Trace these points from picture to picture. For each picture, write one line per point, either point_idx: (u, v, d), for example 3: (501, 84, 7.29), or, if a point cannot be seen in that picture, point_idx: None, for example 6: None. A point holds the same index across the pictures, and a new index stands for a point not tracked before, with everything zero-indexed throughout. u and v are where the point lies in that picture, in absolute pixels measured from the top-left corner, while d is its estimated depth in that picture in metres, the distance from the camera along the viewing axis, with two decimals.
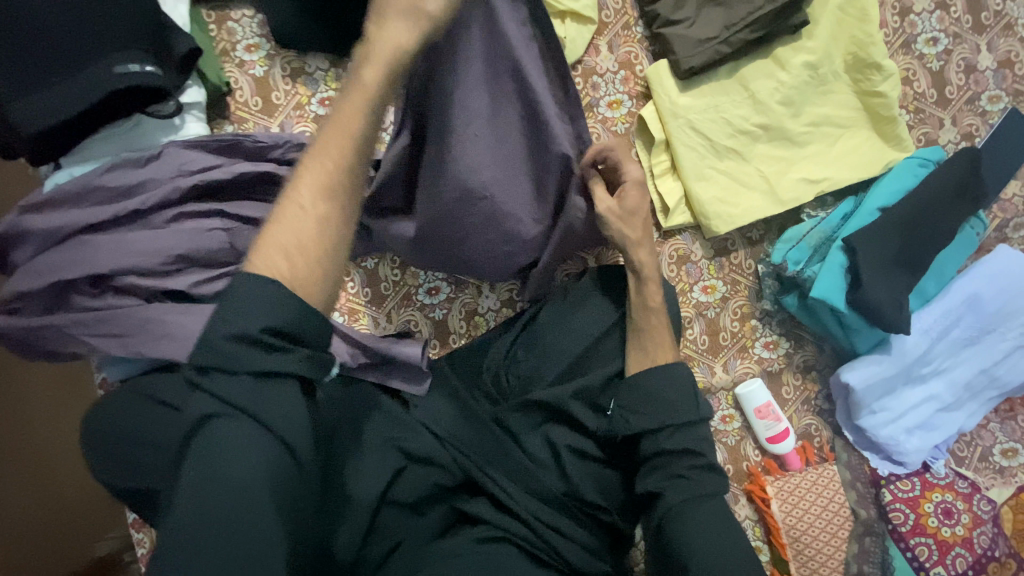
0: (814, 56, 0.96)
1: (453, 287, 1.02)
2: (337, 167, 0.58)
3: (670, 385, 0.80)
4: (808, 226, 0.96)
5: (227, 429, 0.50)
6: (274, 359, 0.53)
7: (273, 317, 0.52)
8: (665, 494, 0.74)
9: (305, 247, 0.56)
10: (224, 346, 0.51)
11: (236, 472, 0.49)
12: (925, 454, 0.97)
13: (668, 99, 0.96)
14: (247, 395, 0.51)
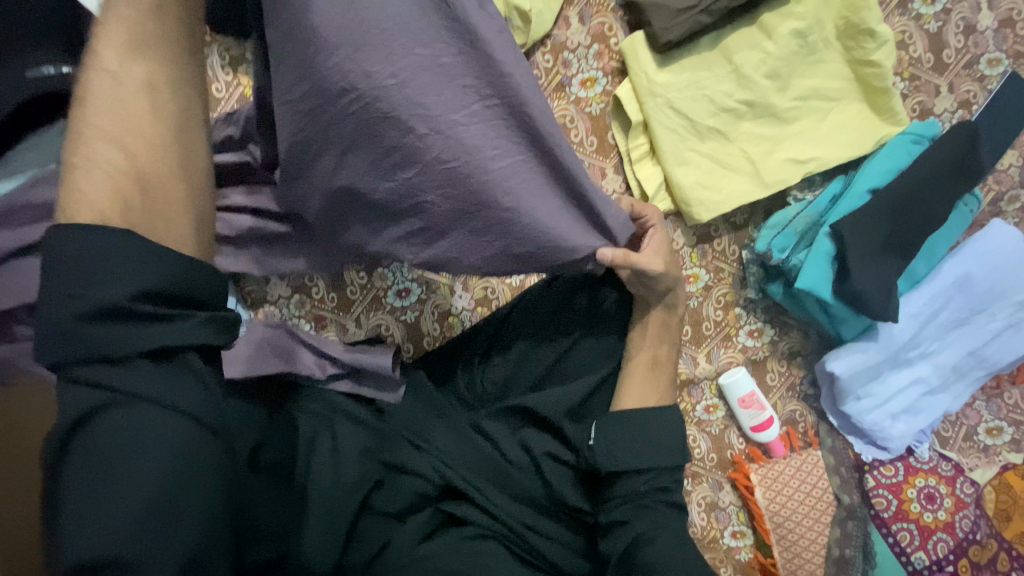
0: (802, 23, 0.88)
1: (424, 288, 0.97)
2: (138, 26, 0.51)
3: (661, 426, 0.82)
4: (794, 211, 0.91)
5: (125, 423, 0.42)
6: (169, 333, 0.45)
7: (145, 277, 0.44)
8: (632, 523, 0.76)
9: (146, 148, 0.49)
10: (88, 327, 0.42)
11: (147, 469, 0.42)
12: (909, 438, 0.96)
13: (644, 76, 0.89)
14: (139, 376, 0.43)
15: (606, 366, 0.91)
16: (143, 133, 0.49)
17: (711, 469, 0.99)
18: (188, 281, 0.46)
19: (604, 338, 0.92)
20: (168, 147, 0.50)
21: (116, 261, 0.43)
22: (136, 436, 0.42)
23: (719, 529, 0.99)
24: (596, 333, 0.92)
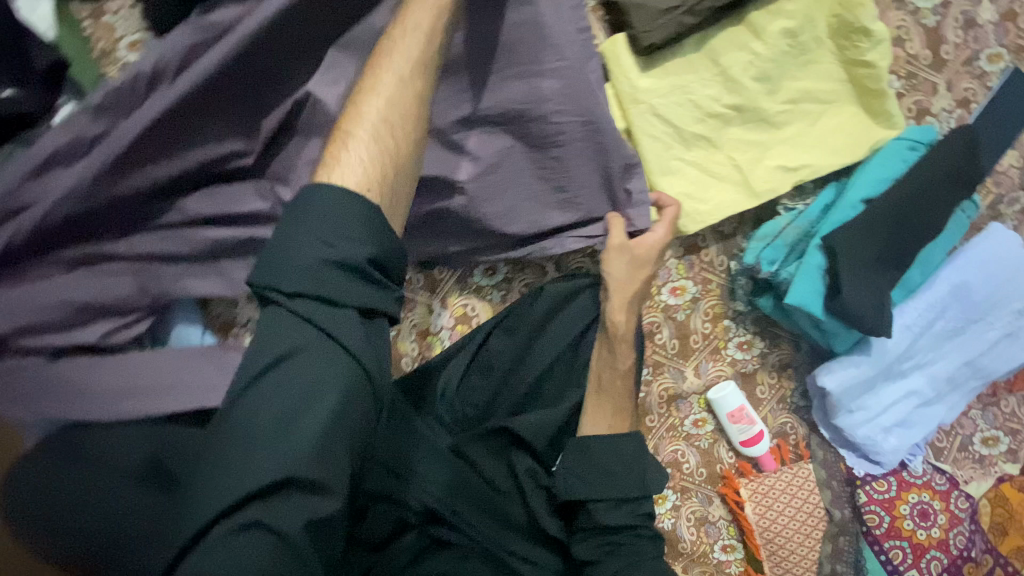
0: (793, 21, 0.83)
1: (401, 306, 0.92)
2: (426, 61, 0.65)
3: (616, 456, 0.78)
4: (784, 221, 0.87)
5: (301, 366, 0.51)
6: (365, 291, 0.54)
7: (369, 245, 0.54)
8: (601, 561, 0.75)
9: (391, 145, 0.60)
10: (327, 271, 0.52)
11: (319, 402, 0.51)
12: (902, 453, 0.93)
13: (627, 80, 0.84)
14: (341, 324, 0.53)
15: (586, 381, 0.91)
16: (390, 138, 0.61)
17: (701, 484, 0.97)
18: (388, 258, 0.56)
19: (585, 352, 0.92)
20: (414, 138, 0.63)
21: (349, 226, 0.53)
22: (314, 373, 0.51)
23: (709, 544, 0.97)
24: (581, 346, 0.92)
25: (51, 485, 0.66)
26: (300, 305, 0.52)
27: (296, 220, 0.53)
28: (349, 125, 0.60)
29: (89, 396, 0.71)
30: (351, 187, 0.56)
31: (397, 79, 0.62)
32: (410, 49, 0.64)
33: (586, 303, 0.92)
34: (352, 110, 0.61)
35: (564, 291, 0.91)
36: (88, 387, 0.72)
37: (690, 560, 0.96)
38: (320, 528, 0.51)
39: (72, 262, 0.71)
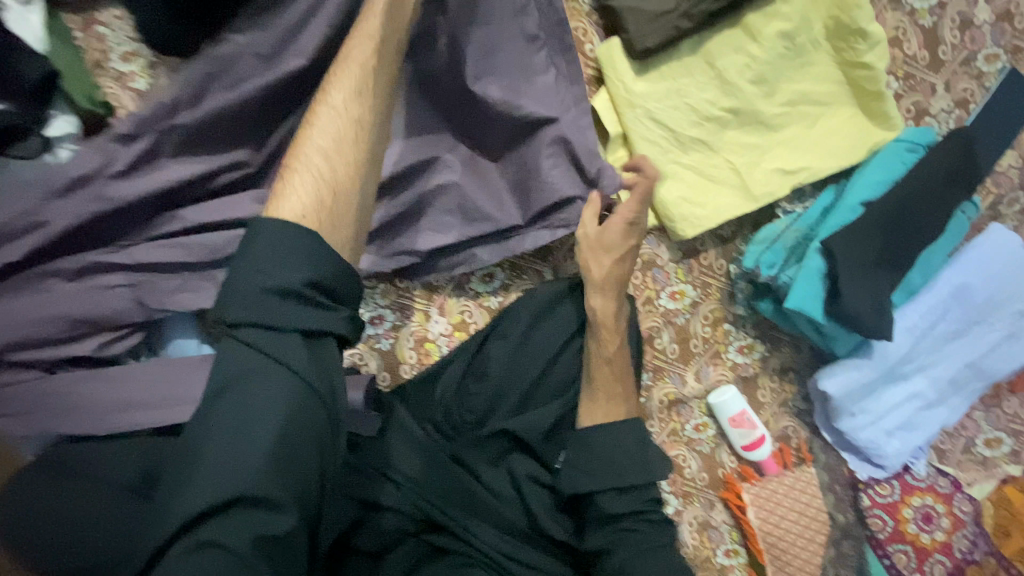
0: (789, 24, 0.83)
1: (399, 314, 0.92)
2: (366, 84, 0.66)
3: (617, 444, 0.78)
4: (783, 225, 0.87)
5: (251, 390, 0.52)
6: (308, 313, 0.54)
7: (313, 270, 0.55)
8: (611, 552, 0.74)
9: (337, 172, 0.61)
10: (266, 300, 0.53)
11: (263, 419, 0.51)
12: (905, 456, 0.93)
13: (622, 86, 0.83)
14: (287, 347, 0.53)
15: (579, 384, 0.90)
16: (334, 164, 0.61)
17: (704, 488, 0.96)
18: (335, 279, 0.56)
19: (578, 354, 0.91)
20: (358, 162, 0.63)
21: (290, 252, 0.54)
22: (258, 389, 0.52)
23: (713, 549, 0.96)
24: (575, 346, 0.90)
25: (45, 494, 0.68)
26: (245, 332, 0.53)
27: (241, 253, 0.54)
28: (293, 157, 0.61)
29: (85, 410, 0.74)
30: (290, 215, 0.57)
31: (336, 107, 0.64)
32: (349, 75, 0.66)
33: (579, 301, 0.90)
34: (296, 141, 0.63)
35: (555, 291, 0.91)
36: (85, 401, 0.74)
37: (693, 564, 0.95)
38: (275, 547, 0.50)
39: (73, 276, 0.74)
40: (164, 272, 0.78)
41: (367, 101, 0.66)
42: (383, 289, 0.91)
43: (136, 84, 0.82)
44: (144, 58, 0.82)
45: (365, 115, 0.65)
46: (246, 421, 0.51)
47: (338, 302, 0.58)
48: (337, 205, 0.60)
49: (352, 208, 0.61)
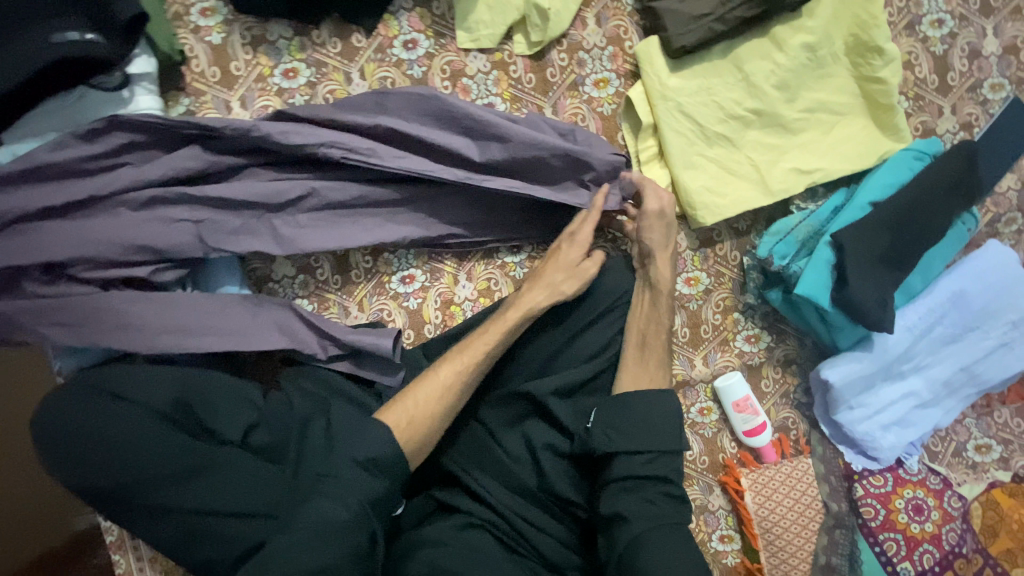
0: (813, 37, 0.91)
1: (428, 275, 0.98)
2: (481, 357, 0.86)
3: (657, 409, 0.80)
4: (796, 219, 0.93)
5: (337, 472, 0.74)
6: (367, 475, 0.74)
7: (383, 448, 0.76)
8: (630, 522, 0.74)
9: (432, 399, 0.83)
10: (356, 451, 0.75)
11: (341, 539, 0.70)
12: (899, 450, 0.97)
13: (657, 79, 0.91)
14: (356, 460, 0.75)
15: (605, 355, 0.90)
16: (432, 409, 0.82)
17: (703, 472, 1.00)
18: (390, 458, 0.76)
19: (612, 324, 0.90)
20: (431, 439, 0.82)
21: (382, 443, 0.77)
22: (338, 528, 0.70)
23: (708, 532, 1.00)
24: (607, 318, 0.91)
25: (87, 414, 0.77)
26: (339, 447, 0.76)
27: (358, 429, 0.78)
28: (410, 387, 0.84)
29: (131, 329, 0.78)
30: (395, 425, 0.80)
31: (460, 373, 0.85)
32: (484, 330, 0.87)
33: (616, 276, 0.92)
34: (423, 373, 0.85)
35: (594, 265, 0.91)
36: (132, 320, 0.78)
37: None
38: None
39: (138, 206, 0.79)
40: (221, 209, 0.82)
41: (462, 382, 0.84)
42: (417, 250, 0.98)
43: (210, 37, 0.89)
44: (221, 15, 0.89)
45: (483, 352, 0.86)
46: (324, 533, 0.69)
47: (384, 473, 0.77)
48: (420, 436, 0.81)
49: (417, 441, 0.81)
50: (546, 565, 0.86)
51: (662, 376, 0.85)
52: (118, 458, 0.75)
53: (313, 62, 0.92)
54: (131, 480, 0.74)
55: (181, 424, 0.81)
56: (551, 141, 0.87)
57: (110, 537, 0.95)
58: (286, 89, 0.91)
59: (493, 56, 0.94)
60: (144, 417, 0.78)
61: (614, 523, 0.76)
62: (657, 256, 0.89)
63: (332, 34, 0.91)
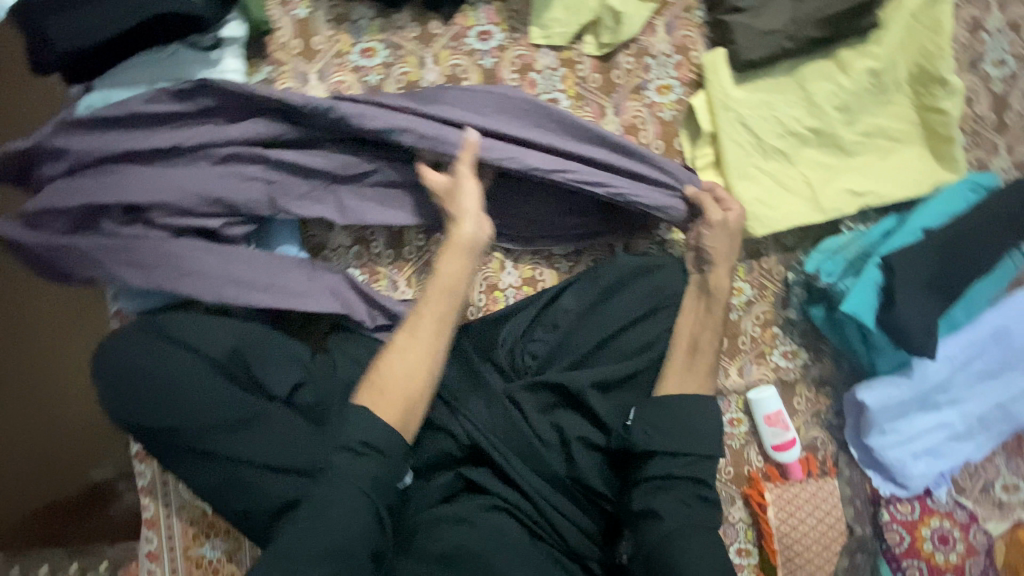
0: (878, 63, 0.92)
1: (476, 259, 1.01)
2: (439, 311, 0.81)
3: (701, 414, 0.80)
4: (846, 239, 0.94)
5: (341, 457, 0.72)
6: (359, 459, 0.71)
7: (376, 429, 0.73)
8: (663, 520, 0.75)
9: (400, 380, 0.77)
10: (352, 436, 0.72)
11: (347, 523, 0.69)
12: (928, 480, 0.97)
13: (721, 89, 0.93)
14: (354, 445, 0.72)
15: (648, 352, 0.90)
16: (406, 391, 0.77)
17: (727, 482, 1.00)
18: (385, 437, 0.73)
19: (660, 321, 0.90)
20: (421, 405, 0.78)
21: (369, 423, 0.73)
22: (342, 512, 0.69)
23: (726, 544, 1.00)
24: (656, 316, 0.90)
25: (147, 354, 0.81)
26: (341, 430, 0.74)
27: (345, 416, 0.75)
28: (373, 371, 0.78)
29: (198, 277, 0.81)
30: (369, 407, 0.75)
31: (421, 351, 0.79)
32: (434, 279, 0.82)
33: (672, 275, 0.91)
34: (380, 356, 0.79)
35: (646, 263, 0.92)
36: (199, 268, 0.81)
37: None
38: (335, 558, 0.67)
39: (216, 161, 0.82)
40: (291, 172, 0.85)
41: (425, 341, 0.79)
42: (470, 234, 1.00)
43: (297, 11, 0.94)
44: None
45: (442, 297, 0.81)
46: (327, 519, 0.68)
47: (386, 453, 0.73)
48: (406, 414, 0.76)
49: (400, 411, 0.76)
50: (567, 554, 0.87)
51: (710, 382, 0.84)
52: (173, 402, 0.80)
53: (390, 43, 0.96)
54: (184, 422, 0.79)
55: (231, 374, 0.83)
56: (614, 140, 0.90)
57: (141, 480, 0.97)
58: (362, 67, 0.96)
59: (562, 53, 0.97)
60: (198, 364, 0.82)
61: (645, 518, 0.76)
62: (720, 262, 0.89)
63: (412, 19, 0.95)
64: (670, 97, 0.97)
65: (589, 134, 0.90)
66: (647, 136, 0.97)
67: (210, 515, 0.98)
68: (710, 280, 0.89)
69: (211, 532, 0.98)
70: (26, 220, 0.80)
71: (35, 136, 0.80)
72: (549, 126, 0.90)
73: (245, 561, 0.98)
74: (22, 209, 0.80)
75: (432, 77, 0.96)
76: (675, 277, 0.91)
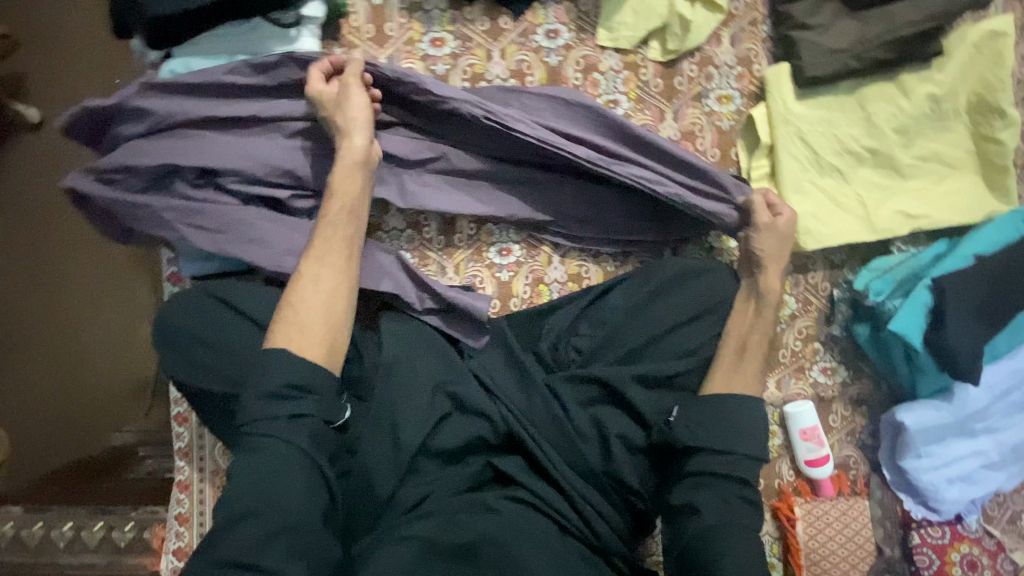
0: (939, 89, 0.94)
1: (524, 251, 1.02)
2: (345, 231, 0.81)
3: (747, 415, 0.81)
4: (896, 260, 0.96)
5: (265, 412, 0.69)
6: (289, 403, 0.70)
7: (293, 372, 0.70)
8: (701, 516, 0.76)
9: (317, 310, 0.76)
10: (268, 389, 0.69)
11: (291, 480, 0.67)
12: (960, 506, 0.97)
13: (783, 103, 0.94)
14: (271, 398, 0.69)
15: (696, 355, 0.90)
16: (319, 316, 0.76)
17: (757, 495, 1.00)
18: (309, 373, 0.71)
19: (708, 324, 0.91)
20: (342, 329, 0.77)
21: (289, 357, 0.71)
22: (282, 469, 0.67)
23: None
24: (704, 320, 0.91)
25: (209, 320, 0.82)
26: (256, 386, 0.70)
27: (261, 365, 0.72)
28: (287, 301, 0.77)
29: (261, 245, 0.82)
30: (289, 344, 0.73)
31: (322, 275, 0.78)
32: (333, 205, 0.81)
33: (723, 280, 0.93)
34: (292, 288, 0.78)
35: (697, 267, 0.93)
36: (262, 236, 0.82)
37: None
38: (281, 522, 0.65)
39: (290, 135, 0.84)
40: None
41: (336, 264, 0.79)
42: (520, 226, 1.02)
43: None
44: None
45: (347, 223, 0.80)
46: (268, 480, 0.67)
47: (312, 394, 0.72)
48: (331, 338, 0.76)
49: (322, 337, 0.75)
50: (594, 547, 0.87)
51: (757, 384, 0.85)
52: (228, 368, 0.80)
53: (460, 35, 0.98)
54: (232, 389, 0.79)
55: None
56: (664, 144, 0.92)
57: (178, 443, 0.98)
58: (431, 56, 0.97)
59: (627, 57, 0.98)
60: (249, 329, 0.81)
61: (684, 514, 0.77)
62: (770, 266, 0.90)
63: (483, 13, 0.97)
64: (730, 107, 0.99)
65: (638, 137, 0.92)
66: (704, 143, 0.99)
67: None
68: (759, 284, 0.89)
69: None
70: (99, 175, 0.81)
71: (116, 95, 0.82)
72: (598, 126, 0.93)
73: None
74: (94, 164, 0.81)
75: (497, 70, 0.98)
76: (722, 283, 0.93)
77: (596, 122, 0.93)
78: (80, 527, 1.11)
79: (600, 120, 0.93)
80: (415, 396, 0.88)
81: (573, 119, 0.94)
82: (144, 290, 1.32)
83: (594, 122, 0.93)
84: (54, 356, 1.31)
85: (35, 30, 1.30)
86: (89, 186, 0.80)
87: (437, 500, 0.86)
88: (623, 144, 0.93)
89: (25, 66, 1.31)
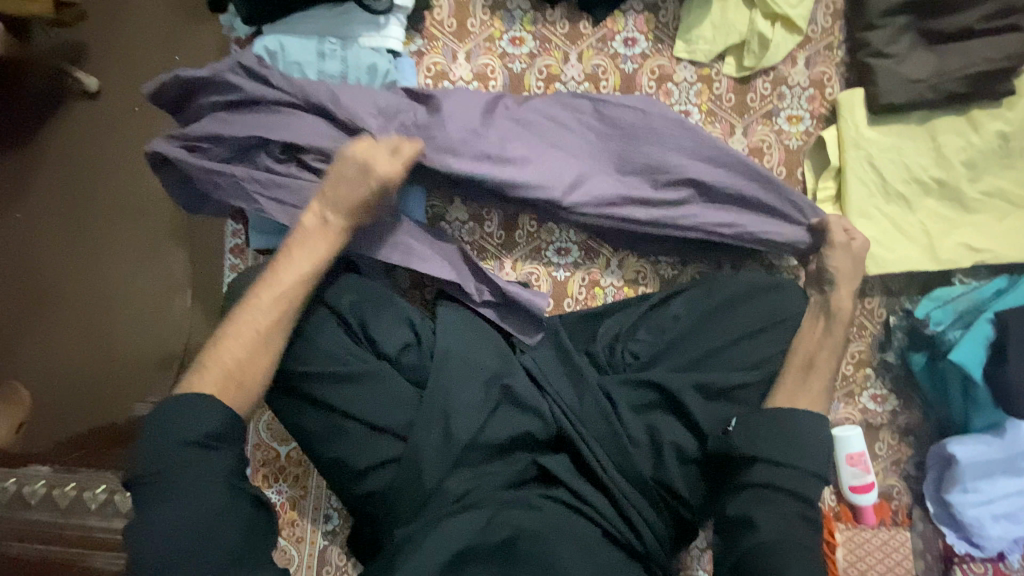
0: (1010, 126, 0.94)
1: (583, 253, 1.03)
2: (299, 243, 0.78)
3: (812, 435, 0.79)
4: (959, 290, 0.96)
5: (173, 461, 0.63)
6: (206, 451, 0.65)
7: (205, 417, 0.66)
8: (758, 530, 0.75)
9: (250, 346, 0.72)
10: (174, 437, 0.64)
11: (218, 536, 0.62)
12: (1004, 544, 0.95)
13: (854, 127, 0.96)
14: (174, 451, 0.64)
15: (761, 369, 0.90)
16: (242, 355, 0.72)
17: None
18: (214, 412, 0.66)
19: (767, 340, 0.91)
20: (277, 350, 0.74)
21: (196, 406, 0.66)
22: (209, 517, 0.62)
23: None
24: (765, 335, 0.92)
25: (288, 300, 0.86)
26: (151, 441, 0.64)
27: (163, 411, 0.66)
28: (213, 349, 0.72)
29: None
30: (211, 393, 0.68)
31: (262, 305, 0.75)
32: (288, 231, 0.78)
33: (791, 298, 0.93)
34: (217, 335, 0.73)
35: (765, 284, 0.94)
36: None
37: None
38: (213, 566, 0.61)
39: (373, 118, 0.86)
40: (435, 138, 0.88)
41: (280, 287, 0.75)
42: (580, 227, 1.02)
43: None
44: None
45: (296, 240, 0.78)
46: (200, 529, 0.62)
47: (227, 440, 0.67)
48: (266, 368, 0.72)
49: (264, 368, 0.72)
50: (635, 557, 0.84)
51: (822, 403, 0.84)
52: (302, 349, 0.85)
53: (539, 36, 0.99)
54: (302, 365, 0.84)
55: (351, 330, 0.88)
56: (743, 164, 0.93)
57: None
58: (509, 54, 0.99)
59: (701, 70, 1.00)
60: (331, 321, 0.87)
61: (741, 525, 0.77)
62: (838, 285, 0.91)
63: (565, 16, 0.99)
64: (798, 127, 1.00)
65: (716, 154, 0.93)
66: (771, 161, 1.00)
67: (282, 460, 1.05)
68: (832, 302, 0.91)
69: (280, 476, 1.05)
70: (186, 143, 0.82)
71: (209, 67, 0.84)
72: (678, 139, 0.93)
73: (307, 510, 1.04)
74: (182, 132, 0.82)
75: (573, 73, 0.99)
76: (783, 297, 0.93)
77: (677, 135, 0.93)
78: (113, 492, 1.12)
79: (681, 134, 0.93)
80: (472, 386, 0.87)
81: (655, 129, 0.94)
82: (185, 262, 1.27)
83: (675, 134, 0.93)
84: (83, 335, 1.27)
85: (107, 6, 1.33)
86: (176, 151, 0.81)
87: (481, 495, 0.84)
88: (702, 159, 0.93)
89: (92, 38, 1.33)
